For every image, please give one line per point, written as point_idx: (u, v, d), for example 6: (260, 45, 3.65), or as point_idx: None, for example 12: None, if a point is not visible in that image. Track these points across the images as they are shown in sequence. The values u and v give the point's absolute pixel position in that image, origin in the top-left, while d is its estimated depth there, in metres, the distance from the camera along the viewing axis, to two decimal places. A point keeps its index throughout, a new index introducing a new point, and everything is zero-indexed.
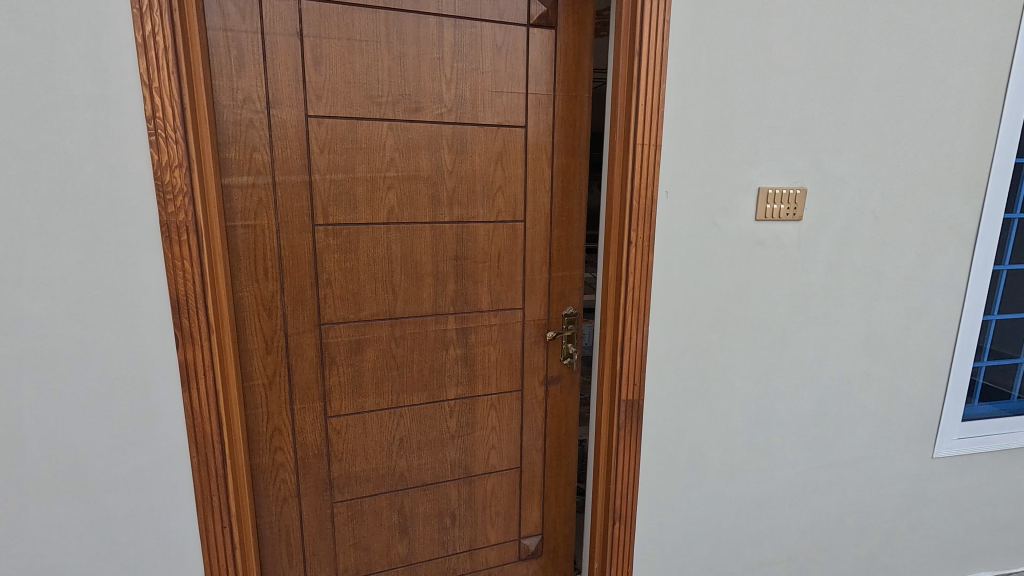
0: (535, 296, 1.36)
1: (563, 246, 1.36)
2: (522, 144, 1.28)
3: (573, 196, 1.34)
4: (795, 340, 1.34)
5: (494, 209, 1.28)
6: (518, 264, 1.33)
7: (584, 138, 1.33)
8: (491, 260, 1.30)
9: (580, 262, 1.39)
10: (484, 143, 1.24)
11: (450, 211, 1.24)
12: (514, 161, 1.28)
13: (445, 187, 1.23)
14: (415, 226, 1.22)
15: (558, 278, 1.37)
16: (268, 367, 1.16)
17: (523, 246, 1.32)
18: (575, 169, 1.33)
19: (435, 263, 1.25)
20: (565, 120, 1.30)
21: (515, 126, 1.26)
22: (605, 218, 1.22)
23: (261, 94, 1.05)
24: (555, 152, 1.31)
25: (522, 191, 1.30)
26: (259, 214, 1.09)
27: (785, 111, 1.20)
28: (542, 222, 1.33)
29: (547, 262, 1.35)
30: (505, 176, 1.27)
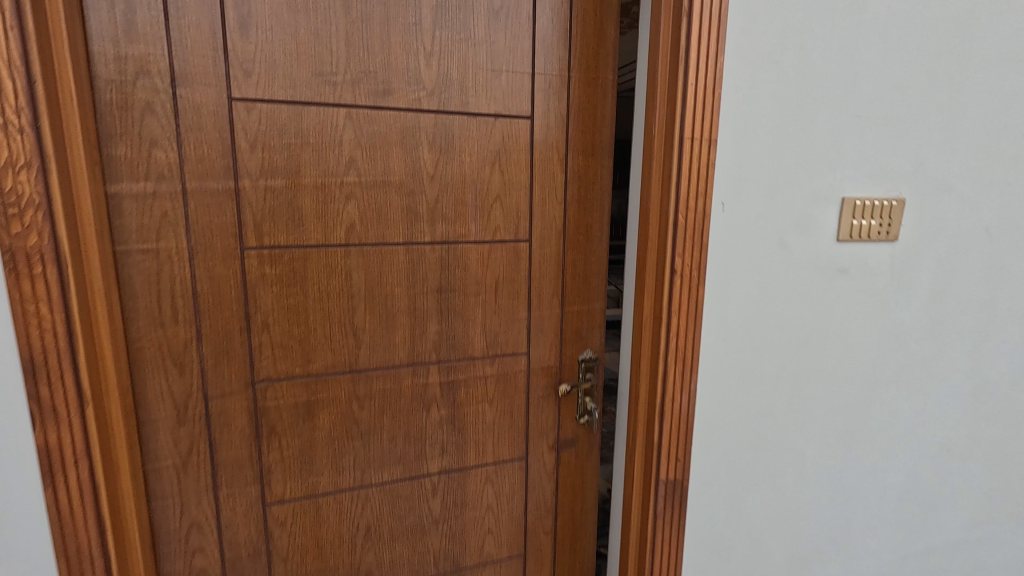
0: (544, 337, 1.05)
1: (580, 274, 1.06)
2: (528, 141, 0.98)
3: (592, 209, 1.04)
4: (883, 395, 1.02)
5: (490, 227, 0.98)
6: (522, 297, 1.02)
7: (606, 134, 1.02)
8: (487, 293, 1.00)
9: (601, 294, 1.08)
10: (476, 140, 0.94)
11: (431, 229, 0.94)
12: (517, 163, 0.97)
13: (425, 197, 0.92)
14: (384, 250, 0.91)
15: (573, 314, 1.07)
16: (181, 442, 0.85)
17: (528, 275, 1.02)
18: (595, 175, 1.03)
19: (411, 297, 0.94)
20: (583, 112, 1.00)
21: (520, 117, 0.96)
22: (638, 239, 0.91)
23: (162, 67, 0.75)
24: (569, 152, 1.00)
25: (527, 202, 0.99)
26: (163, 235, 0.79)
27: (879, 95, 0.90)
28: (553, 243, 1.02)
29: (558, 293, 1.05)
30: (504, 184, 0.97)
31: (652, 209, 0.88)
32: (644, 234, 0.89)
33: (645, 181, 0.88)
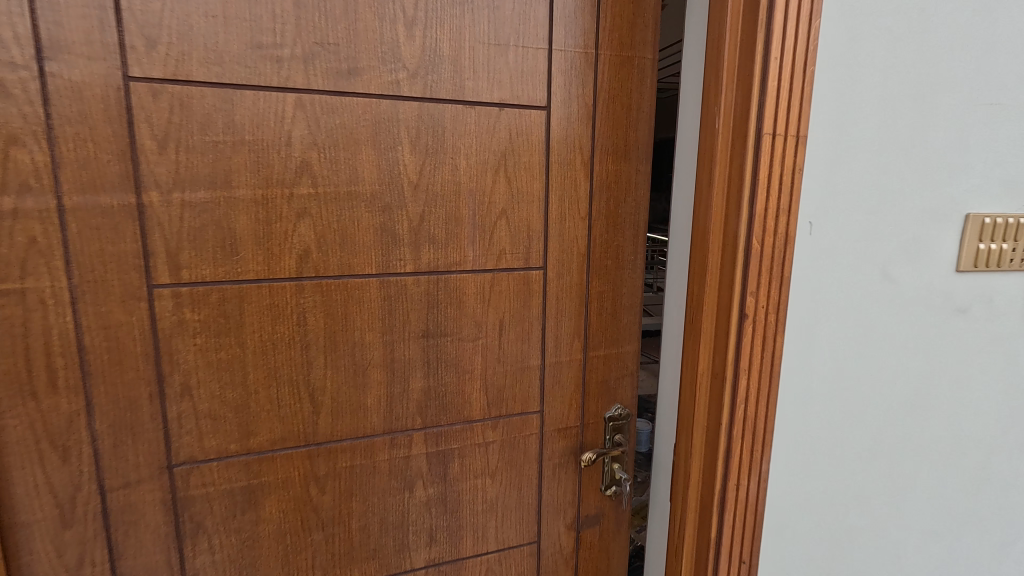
0: (562, 391, 0.82)
1: (607, 310, 0.83)
2: (543, 139, 0.75)
3: (624, 227, 0.81)
4: (1001, 468, 0.79)
5: (494, 251, 0.75)
6: (533, 341, 0.79)
7: (643, 131, 0.79)
8: (488, 338, 0.76)
9: (632, 334, 0.85)
10: (475, 137, 0.71)
11: (415, 256, 0.71)
12: (528, 166, 0.74)
13: (406, 213, 0.69)
14: (350, 285, 0.68)
15: (598, 359, 0.84)
16: (67, 550, 0.62)
17: (542, 312, 0.79)
18: (628, 183, 0.80)
19: (388, 346, 0.71)
20: (614, 101, 0.77)
21: (532, 108, 0.73)
22: (694, 270, 0.68)
23: (23, 32, 0.53)
24: (595, 154, 0.77)
25: (541, 220, 0.76)
26: (32, 270, 0.56)
27: (1018, 78, 0.67)
28: (574, 271, 0.79)
29: (580, 335, 0.82)
30: (511, 195, 0.74)
31: (714, 231, 0.65)
32: (700, 263, 0.67)
33: (704, 191, 0.66)
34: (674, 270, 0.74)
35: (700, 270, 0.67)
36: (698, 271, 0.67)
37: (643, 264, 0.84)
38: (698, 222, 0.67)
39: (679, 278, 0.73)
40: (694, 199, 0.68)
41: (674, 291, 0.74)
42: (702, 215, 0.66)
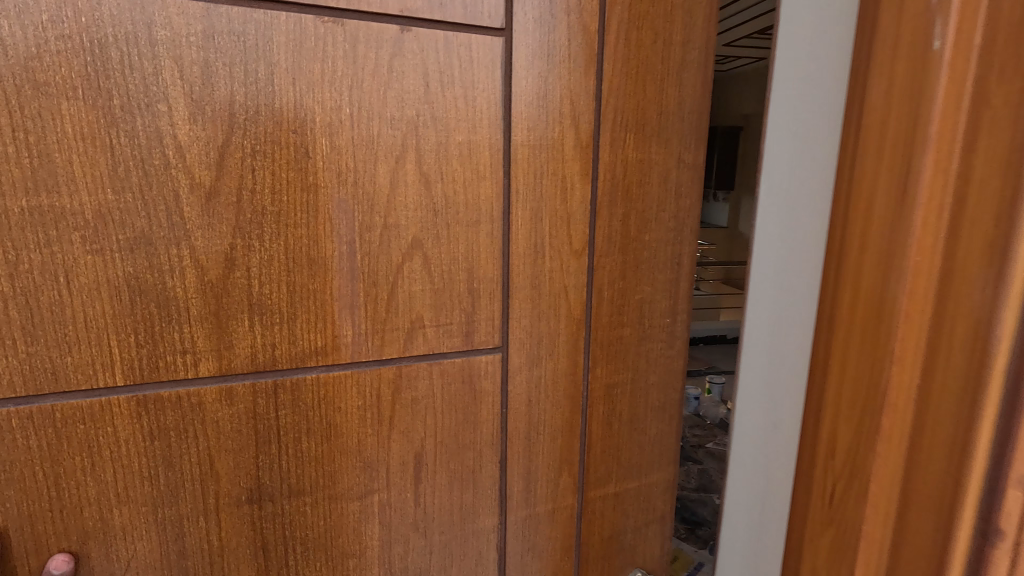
0: (536, 562, 0.46)
1: (620, 417, 0.46)
2: (499, 99, 0.37)
3: (653, 267, 0.44)
4: None
5: (399, 324, 0.37)
6: (483, 482, 0.42)
7: (693, 88, 0.42)
8: (392, 487, 0.40)
9: (665, 455, 0.48)
10: (344, 90, 0.33)
11: (220, 346, 0.33)
12: (466, 155, 0.37)
13: (200, 255, 0.32)
14: (56, 415, 0.31)
15: (604, 502, 0.47)
16: None
17: (498, 431, 0.42)
18: (662, 186, 0.43)
19: (164, 531, 0.34)
20: (638, 27, 0.39)
21: (473, 33, 0.35)
22: (833, 398, 0.27)
23: None
24: (601, 131, 0.40)
25: (497, 259, 0.39)
26: None
27: None
28: (558, 352, 0.42)
29: (570, 465, 0.45)
30: (432, 212, 0.37)
31: (908, 318, 0.23)
32: (856, 392, 0.26)
33: (874, 207, 0.25)
34: (772, 370, 0.34)
35: (855, 407, 0.26)
36: (847, 408, 0.27)
37: (687, 333, 0.46)
38: (852, 284, 0.26)
39: (790, 395, 0.32)
40: (833, 222, 0.27)
41: (772, 416, 0.34)
42: (867, 268, 0.25)
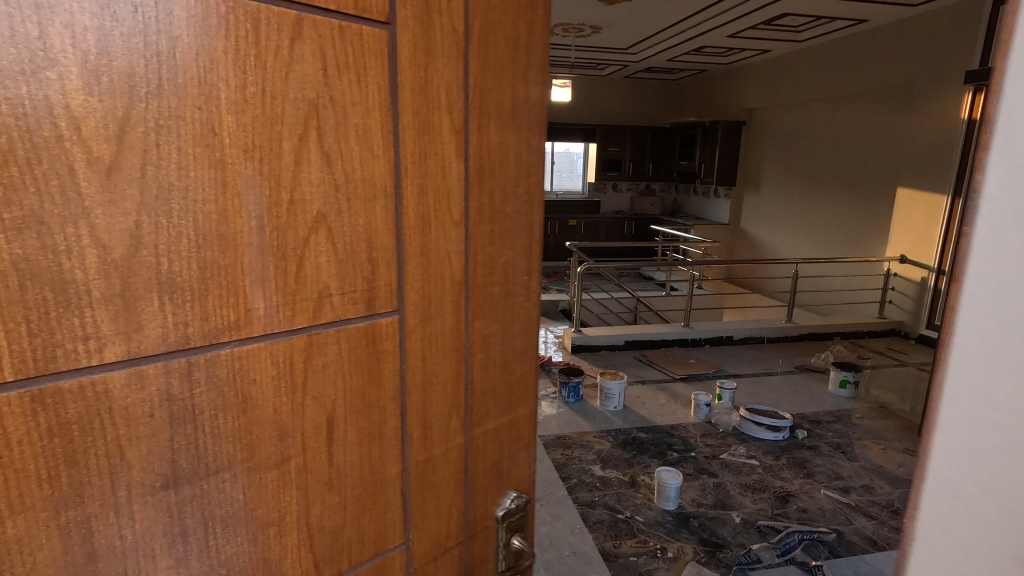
0: (434, 500, 0.51)
1: (494, 363, 0.54)
2: (388, 87, 0.41)
3: (513, 234, 0.53)
4: None
5: (308, 295, 0.39)
6: (391, 436, 0.47)
7: (535, 86, 0.51)
8: (308, 452, 0.42)
9: (527, 391, 0.58)
10: (247, 68, 0.34)
11: (128, 329, 0.32)
12: (361, 135, 0.40)
13: (110, 234, 0.31)
14: None
15: (486, 438, 0.55)
16: None
17: (398, 385, 0.46)
18: (517, 168, 0.51)
19: (68, 536, 0.32)
20: (495, 31, 0.47)
21: (363, 24, 0.39)
22: None
23: None
24: (470, 118, 0.46)
25: (396, 232, 0.44)
26: None
27: None
28: (446, 312, 0.49)
29: (458, 410, 0.51)
30: (332, 187, 0.39)
31: None
32: None
33: None
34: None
35: None
36: None
37: (539, 289, 0.57)
38: None
39: None
40: None
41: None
42: None
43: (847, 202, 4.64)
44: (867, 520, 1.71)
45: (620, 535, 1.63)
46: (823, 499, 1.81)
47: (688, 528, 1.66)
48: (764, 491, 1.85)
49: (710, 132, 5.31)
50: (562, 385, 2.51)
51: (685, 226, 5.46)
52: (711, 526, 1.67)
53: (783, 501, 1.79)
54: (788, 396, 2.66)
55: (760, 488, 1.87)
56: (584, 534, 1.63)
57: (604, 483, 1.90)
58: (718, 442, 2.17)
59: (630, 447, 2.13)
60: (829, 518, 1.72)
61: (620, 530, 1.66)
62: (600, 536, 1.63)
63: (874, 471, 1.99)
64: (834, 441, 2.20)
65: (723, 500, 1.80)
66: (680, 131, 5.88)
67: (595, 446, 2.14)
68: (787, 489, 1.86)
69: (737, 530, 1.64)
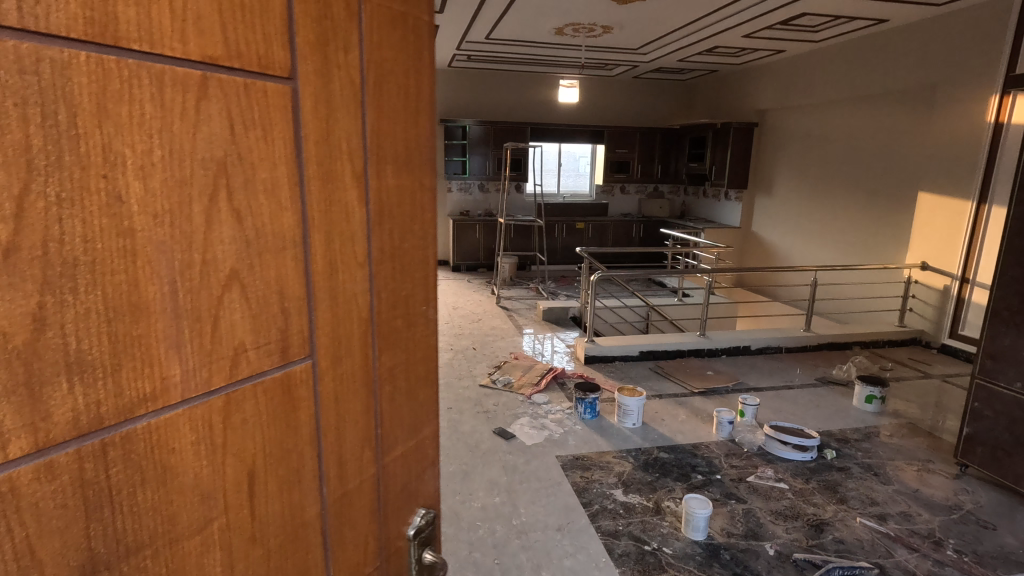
0: (353, 532, 0.50)
1: (401, 392, 0.53)
2: (292, 139, 0.40)
3: (413, 269, 0.53)
4: None
5: (224, 353, 0.38)
6: (308, 478, 0.45)
7: (426, 128, 0.52)
8: (230, 511, 0.40)
9: (429, 412, 0.59)
10: (153, 131, 0.32)
11: (34, 418, 0.29)
12: (269, 190, 0.39)
13: (9, 326, 0.28)
14: None
15: (398, 463, 0.54)
16: None
17: (314, 429, 0.45)
18: (414, 206, 0.51)
19: None
20: (386, 82, 0.46)
21: (267, 80, 0.37)
22: None
23: None
24: (369, 163, 0.46)
25: (304, 280, 0.42)
26: None
27: None
28: (357, 352, 0.48)
29: (370, 441, 0.50)
30: (243, 244, 0.38)
31: None
32: None
33: None
34: None
35: None
36: None
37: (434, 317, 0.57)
38: None
39: None
40: None
41: None
42: None
43: (810, 207, 4.74)
44: (909, 552, 1.75)
45: (648, 569, 1.68)
46: (860, 529, 1.86)
47: (720, 561, 1.71)
48: (797, 519, 1.91)
49: (721, 133, 5.43)
50: (578, 401, 2.61)
51: (696, 229, 5.59)
52: (745, 559, 1.72)
53: (817, 531, 1.85)
54: (806, 408, 2.80)
55: (792, 514, 1.94)
56: (610, 569, 1.67)
57: (627, 510, 1.96)
58: (743, 463, 2.27)
59: (653, 469, 2.21)
60: (868, 550, 1.76)
61: (648, 563, 1.70)
62: (628, 570, 1.67)
63: (908, 493, 2.07)
64: (864, 462, 2.29)
65: (754, 529, 1.86)
66: (689, 132, 5.99)
67: (615, 468, 2.22)
68: (820, 517, 1.92)
69: (773, 564, 1.70)
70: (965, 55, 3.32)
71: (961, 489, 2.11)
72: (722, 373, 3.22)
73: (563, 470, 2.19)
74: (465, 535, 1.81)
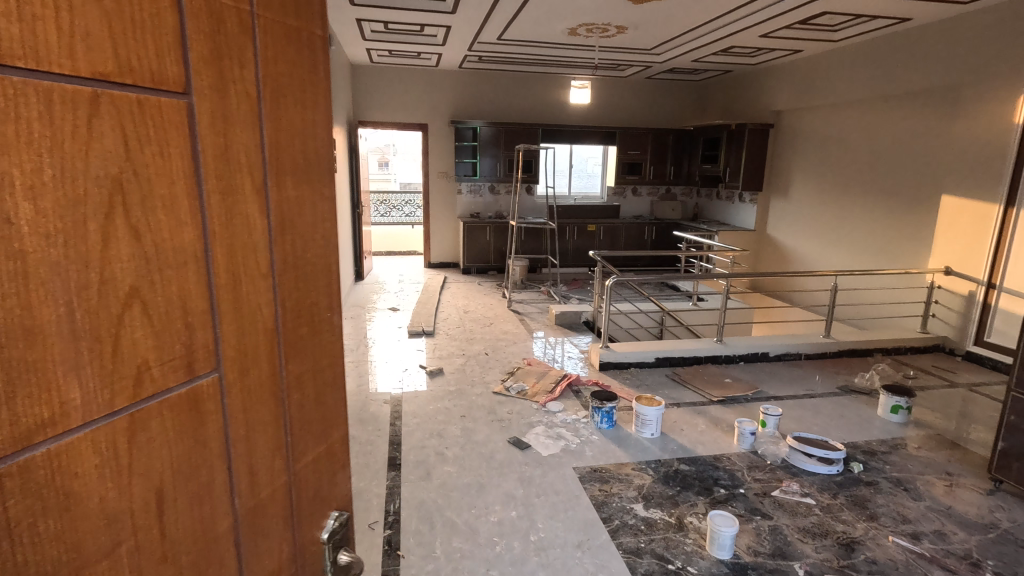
0: (265, 541, 0.51)
1: (308, 400, 0.56)
2: (191, 155, 0.41)
3: (313, 273, 0.55)
4: None
5: (127, 373, 0.38)
6: (219, 491, 0.46)
7: (322, 141, 0.55)
8: (139, 533, 0.40)
9: (337, 415, 0.61)
10: (42, 150, 0.32)
11: None
12: (168, 207, 0.39)
13: None
14: None
15: (308, 468, 0.56)
16: None
17: (224, 443, 0.46)
18: (314, 211, 0.54)
19: None
20: (282, 97, 0.48)
21: (160, 94, 0.38)
22: None
23: None
24: (269, 175, 0.48)
25: (209, 292, 0.43)
26: None
27: None
28: (263, 361, 0.49)
29: (280, 448, 0.52)
30: (143, 260, 0.38)
31: None
32: None
33: None
34: None
35: None
36: None
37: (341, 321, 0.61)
38: None
39: None
40: None
41: None
42: None
43: (827, 210, 4.65)
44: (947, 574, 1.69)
45: None
46: (893, 548, 1.80)
47: None
48: (826, 537, 1.85)
49: (736, 135, 5.34)
50: (595, 410, 2.55)
51: (709, 232, 5.52)
52: None
53: (848, 550, 1.79)
54: (830, 418, 2.72)
55: (822, 532, 1.88)
56: None
57: (649, 526, 1.90)
58: (767, 477, 2.21)
59: (675, 482, 2.16)
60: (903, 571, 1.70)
61: None
62: None
63: (941, 510, 2.00)
64: (894, 476, 2.21)
65: (781, 548, 1.80)
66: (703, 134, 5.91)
67: (635, 481, 2.17)
68: (851, 536, 1.86)
69: None
70: (990, 54, 3.22)
71: (997, 505, 2.03)
72: (741, 380, 3.15)
73: (582, 483, 2.14)
74: (482, 551, 1.77)
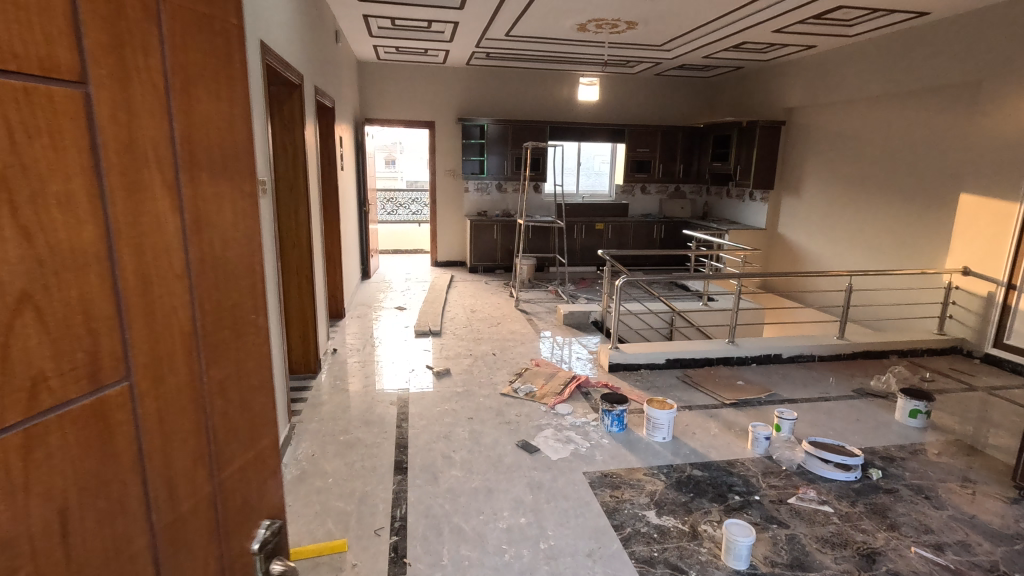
0: (189, 556, 0.46)
1: (234, 404, 0.50)
2: (90, 150, 0.36)
3: (238, 274, 0.50)
4: None
5: (18, 383, 0.34)
6: (131, 505, 0.41)
7: (242, 134, 0.50)
8: (38, 555, 0.35)
9: (267, 419, 0.56)
10: None
11: None
12: (63, 205, 0.35)
13: None
14: None
15: (235, 476, 0.51)
16: None
17: (136, 454, 0.41)
18: (236, 208, 0.49)
19: None
20: (194, 87, 0.44)
21: (51, 85, 0.34)
22: None
23: None
24: (180, 170, 0.43)
25: (114, 298, 0.39)
26: None
27: None
28: (182, 367, 0.44)
29: (203, 458, 0.46)
30: (35, 263, 0.34)
31: None
32: None
33: None
34: None
35: None
36: None
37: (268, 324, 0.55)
38: None
39: None
40: None
41: None
42: None
43: (839, 208, 4.56)
44: None
45: None
46: (916, 559, 1.73)
47: None
48: (845, 547, 1.78)
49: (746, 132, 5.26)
50: (605, 413, 2.49)
51: (720, 231, 5.45)
52: None
53: (869, 562, 1.72)
54: (846, 422, 2.65)
55: (841, 542, 1.81)
56: None
57: (662, 535, 1.84)
58: (783, 483, 2.14)
59: (688, 489, 2.09)
60: None
61: None
62: None
63: (964, 519, 1.92)
64: (914, 484, 2.14)
65: (800, 558, 1.73)
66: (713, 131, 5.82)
67: (647, 487, 2.10)
68: (871, 546, 1.79)
69: None
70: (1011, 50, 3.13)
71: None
72: (753, 382, 3.08)
73: (592, 488, 2.09)
74: (490, 559, 1.72)
